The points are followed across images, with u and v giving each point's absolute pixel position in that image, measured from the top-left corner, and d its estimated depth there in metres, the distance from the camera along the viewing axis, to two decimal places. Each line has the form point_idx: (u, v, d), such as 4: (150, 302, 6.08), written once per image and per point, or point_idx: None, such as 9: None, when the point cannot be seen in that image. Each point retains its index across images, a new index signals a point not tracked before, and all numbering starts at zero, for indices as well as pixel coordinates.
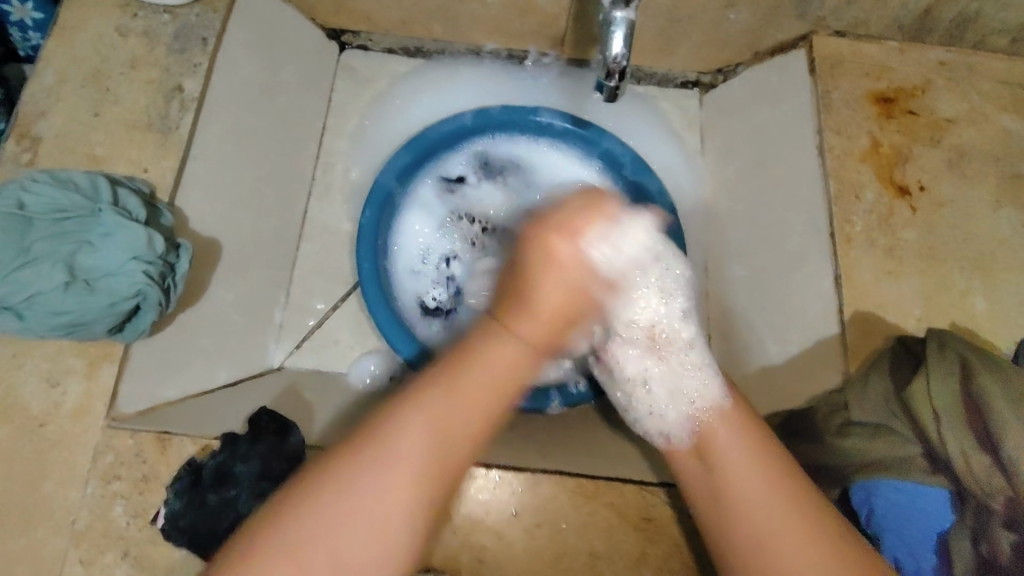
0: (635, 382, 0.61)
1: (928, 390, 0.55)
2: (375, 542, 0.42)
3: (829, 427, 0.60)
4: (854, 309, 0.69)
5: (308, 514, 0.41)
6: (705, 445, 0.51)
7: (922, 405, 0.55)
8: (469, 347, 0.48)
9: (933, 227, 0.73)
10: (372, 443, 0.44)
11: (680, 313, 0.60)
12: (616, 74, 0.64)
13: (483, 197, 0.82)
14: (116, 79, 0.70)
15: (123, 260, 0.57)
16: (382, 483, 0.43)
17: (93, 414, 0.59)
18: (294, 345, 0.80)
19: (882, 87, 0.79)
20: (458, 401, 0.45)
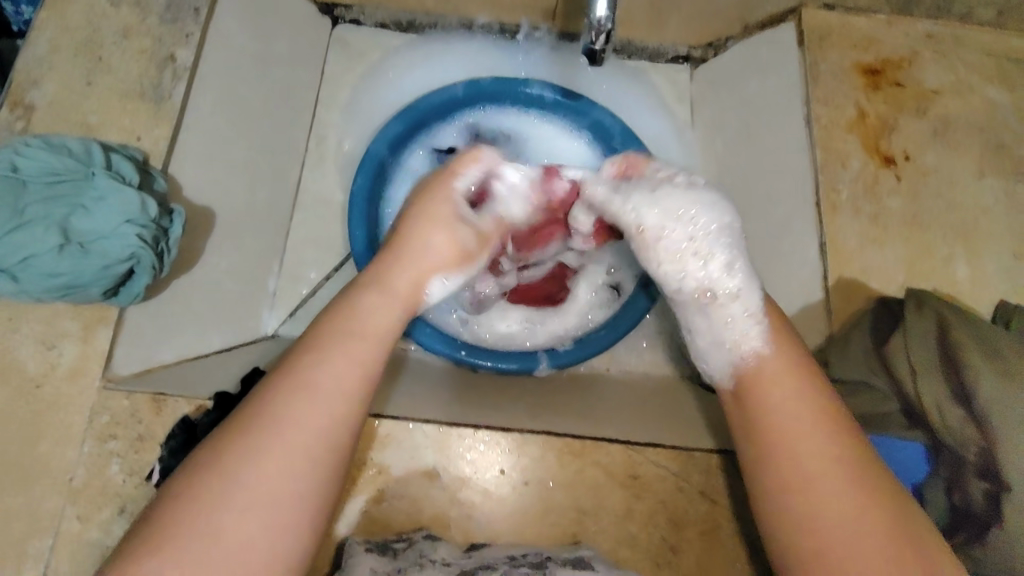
0: (688, 320, 0.59)
1: (907, 347, 0.57)
2: (271, 507, 0.42)
3: None
4: (838, 275, 0.70)
5: (216, 486, 0.41)
6: (750, 384, 0.52)
7: (901, 360, 0.57)
8: (347, 307, 0.51)
9: (918, 195, 0.74)
10: (250, 415, 0.44)
11: (728, 248, 0.58)
12: (602, 36, 0.65)
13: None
14: (108, 48, 0.70)
15: (117, 223, 0.58)
16: (268, 450, 0.43)
17: (89, 375, 0.60)
18: (287, 313, 0.81)
19: (870, 58, 0.79)
20: (327, 359, 0.47)
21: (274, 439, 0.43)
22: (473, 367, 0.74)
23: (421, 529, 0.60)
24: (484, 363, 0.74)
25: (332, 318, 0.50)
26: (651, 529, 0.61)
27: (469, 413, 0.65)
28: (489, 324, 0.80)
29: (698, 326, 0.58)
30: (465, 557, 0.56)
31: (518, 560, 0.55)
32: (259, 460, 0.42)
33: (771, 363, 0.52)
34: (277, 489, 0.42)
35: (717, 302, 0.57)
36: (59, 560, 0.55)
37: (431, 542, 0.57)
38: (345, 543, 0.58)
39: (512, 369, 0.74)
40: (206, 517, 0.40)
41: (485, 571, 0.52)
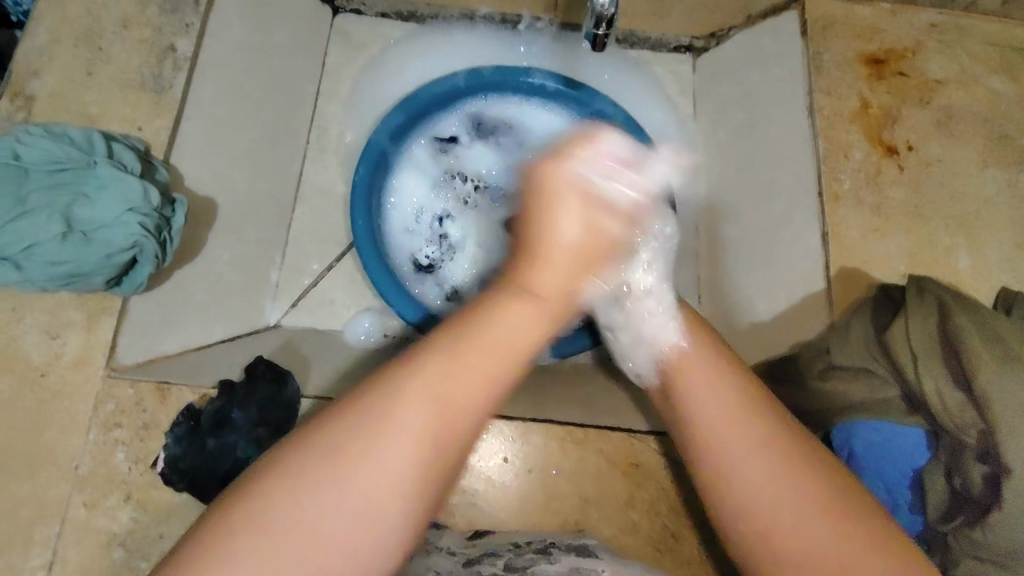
0: (615, 325, 0.61)
1: (908, 335, 0.56)
2: (367, 523, 0.39)
3: (811, 371, 0.61)
4: (841, 265, 0.70)
5: (322, 477, 0.39)
6: (678, 379, 0.51)
7: (901, 346, 0.56)
8: (495, 308, 0.46)
9: (920, 185, 0.74)
10: (367, 413, 0.41)
11: (655, 251, 0.60)
12: (604, 22, 0.66)
13: (474, 157, 0.84)
14: (109, 39, 0.70)
15: (118, 211, 0.58)
16: (385, 459, 0.40)
17: (93, 364, 0.60)
18: (290, 304, 0.81)
19: (873, 49, 0.79)
20: (454, 369, 0.43)
21: (367, 447, 0.40)
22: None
23: (426, 516, 0.61)
24: None
25: (467, 323, 0.45)
26: (654, 517, 0.62)
27: None
28: None
29: (621, 328, 0.60)
30: (469, 546, 0.56)
31: (523, 547, 0.55)
32: (352, 467, 0.39)
33: (696, 356, 0.51)
34: (371, 503, 0.39)
35: (640, 302, 0.59)
36: (66, 546, 0.56)
37: (437, 530, 0.58)
38: None
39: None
40: (284, 514, 0.38)
41: (490, 558, 0.53)
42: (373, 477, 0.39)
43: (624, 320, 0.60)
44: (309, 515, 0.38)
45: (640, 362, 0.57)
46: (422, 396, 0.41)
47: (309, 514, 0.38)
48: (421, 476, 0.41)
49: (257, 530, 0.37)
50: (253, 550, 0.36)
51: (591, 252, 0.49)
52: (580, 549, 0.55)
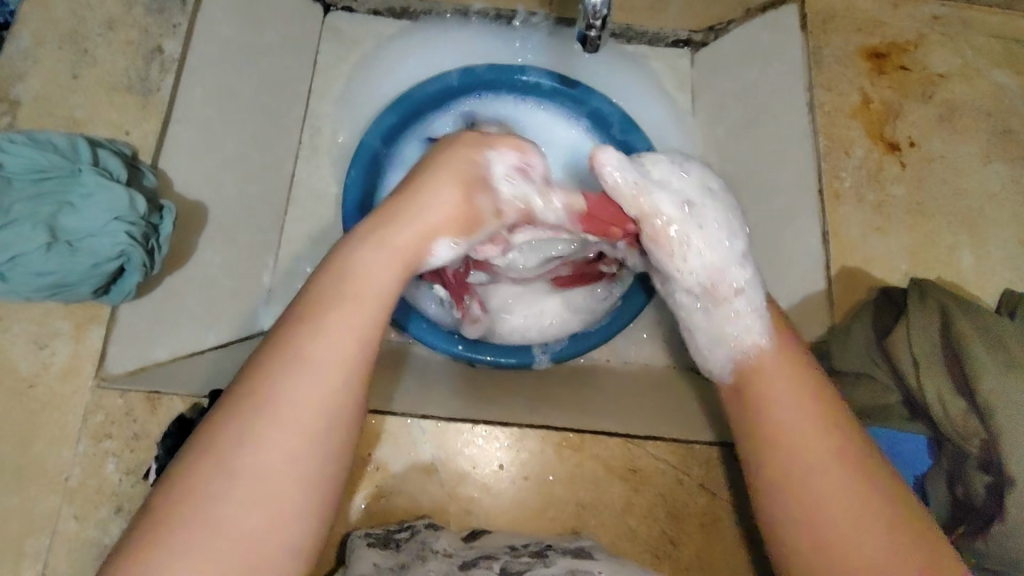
0: (691, 313, 0.59)
1: (908, 338, 0.56)
2: (272, 496, 0.40)
3: None
4: (841, 265, 0.69)
5: (213, 473, 0.39)
6: (760, 381, 0.51)
7: (901, 351, 0.56)
8: (346, 262, 0.47)
9: (922, 183, 0.73)
10: (250, 393, 0.42)
11: (733, 261, 0.57)
12: (597, 24, 0.65)
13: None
14: (94, 41, 0.69)
15: (105, 220, 0.57)
16: (277, 431, 0.41)
17: (83, 374, 0.59)
18: (282, 307, 0.77)
19: (875, 42, 0.78)
20: (328, 329, 0.44)
21: (247, 436, 0.40)
22: (471, 362, 0.71)
23: (423, 517, 0.60)
24: (484, 357, 0.71)
25: (315, 298, 0.46)
26: (651, 523, 0.61)
27: (468, 406, 0.64)
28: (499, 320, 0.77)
29: (692, 330, 0.59)
30: (466, 548, 0.55)
31: (519, 550, 0.54)
32: (235, 461, 0.40)
33: (777, 362, 0.52)
34: (262, 480, 0.40)
35: (721, 307, 0.57)
36: (57, 560, 0.55)
37: (433, 531, 0.57)
38: (349, 538, 0.58)
39: (509, 364, 0.71)
40: (190, 515, 0.38)
41: (486, 560, 0.52)
42: (254, 467, 0.40)
43: (686, 312, 0.59)
44: (219, 527, 0.38)
45: (711, 348, 0.56)
46: (299, 375, 0.42)
47: (215, 519, 0.39)
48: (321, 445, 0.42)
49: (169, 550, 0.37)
50: (177, 553, 0.37)
51: (467, 207, 0.52)
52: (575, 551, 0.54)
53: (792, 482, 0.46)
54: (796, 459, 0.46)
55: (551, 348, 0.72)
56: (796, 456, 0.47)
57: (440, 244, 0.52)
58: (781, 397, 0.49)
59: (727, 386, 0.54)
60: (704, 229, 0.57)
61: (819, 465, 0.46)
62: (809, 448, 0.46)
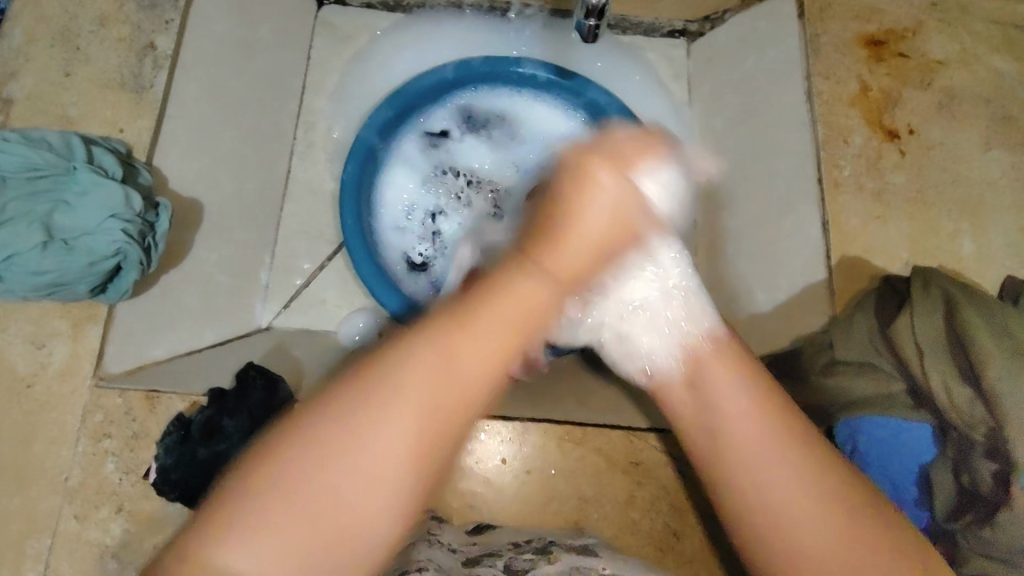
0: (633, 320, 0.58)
1: (913, 328, 0.55)
2: (378, 485, 0.40)
3: (813, 366, 0.60)
4: (840, 254, 0.69)
5: (334, 436, 0.40)
6: (699, 374, 0.50)
7: (906, 342, 0.55)
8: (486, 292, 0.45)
9: (922, 170, 0.72)
10: (385, 374, 0.42)
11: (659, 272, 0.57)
12: (594, 14, 0.66)
13: (467, 152, 0.82)
14: (86, 38, 0.69)
15: (100, 218, 0.56)
16: (393, 430, 0.41)
17: (81, 374, 0.59)
18: (282, 305, 0.79)
19: (872, 29, 0.77)
20: (458, 340, 0.44)
21: (366, 419, 0.41)
22: None
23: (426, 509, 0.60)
24: None
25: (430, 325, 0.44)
26: (654, 514, 0.61)
27: None
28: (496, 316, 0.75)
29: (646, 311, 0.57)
30: (471, 544, 0.55)
31: (522, 546, 0.54)
32: (323, 450, 0.40)
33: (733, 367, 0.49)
34: (372, 467, 0.40)
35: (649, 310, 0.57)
36: (58, 560, 0.55)
37: (438, 524, 0.58)
38: None
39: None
40: (305, 468, 0.39)
41: (489, 558, 0.51)
42: (362, 464, 0.40)
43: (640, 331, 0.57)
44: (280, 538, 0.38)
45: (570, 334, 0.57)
46: (417, 369, 0.42)
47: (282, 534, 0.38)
48: (428, 449, 0.42)
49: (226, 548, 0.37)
50: (258, 517, 0.38)
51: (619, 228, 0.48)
52: (579, 548, 0.54)
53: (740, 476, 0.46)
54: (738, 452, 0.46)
55: None
56: (749, 466, 0.45)
57: (589, 276, 0.49)
58: (725, 398, 0.48)
59: (675, 383, 0.52)
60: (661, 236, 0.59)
61: (756, 446, 0.45)
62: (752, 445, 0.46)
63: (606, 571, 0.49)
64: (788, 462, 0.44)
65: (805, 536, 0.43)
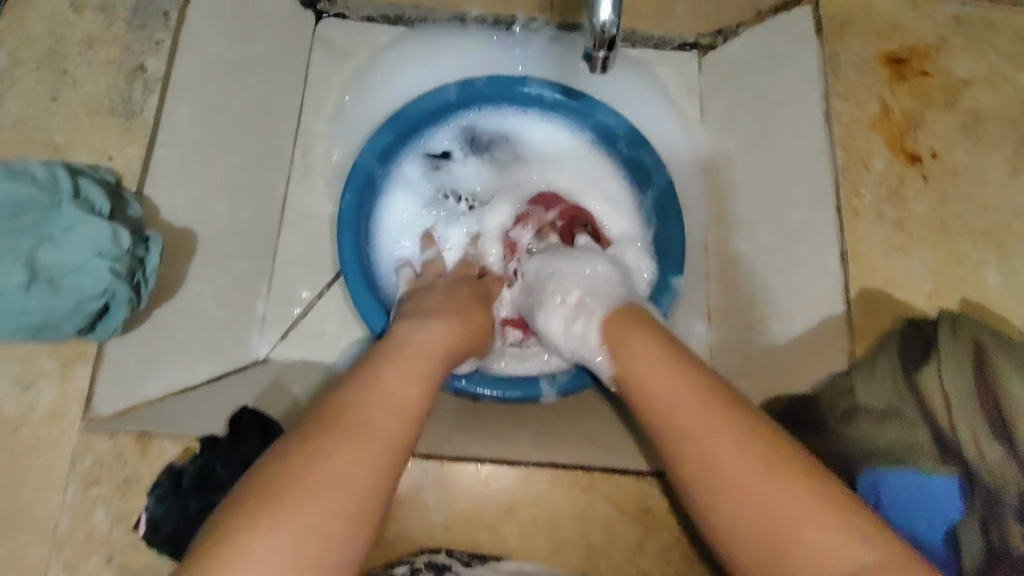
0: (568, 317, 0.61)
1: (940, 377, 0.53)
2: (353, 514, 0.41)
3: (832, 413, 0.57)
4: (860, 287, 0.66)
5: (303, 475, 0.40)
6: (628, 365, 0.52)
7: (931, 388, 0.53)
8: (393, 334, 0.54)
9: (946, 196, 0.69)
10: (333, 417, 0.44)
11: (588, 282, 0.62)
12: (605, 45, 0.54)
13: (469, 174, 0.80)
14: (74, 60, 0.66)
15: (87, 256, 0.53)
16: (355, 454, 0.42)
17: (69, 417, 0.57)
18: (279, 336, 0.77)
19: (894, 47, 0.74)
20: (399, 378, 0.48)
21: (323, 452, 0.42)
22: (473, 397, 0.67)
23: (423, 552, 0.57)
24: (486, 393, 0.66)
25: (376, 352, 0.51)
26: (665, 565, 0.58)
27: (476, 443, 0.62)
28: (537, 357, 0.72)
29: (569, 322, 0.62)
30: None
31: None
32: (296, 486, 0.40)
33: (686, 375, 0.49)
34: (341, 488, 0.41)
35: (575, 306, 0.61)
36: None
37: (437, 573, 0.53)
38: None
39: (515, 398, 0.67)
40: (280, 507, 0.39)
41: None
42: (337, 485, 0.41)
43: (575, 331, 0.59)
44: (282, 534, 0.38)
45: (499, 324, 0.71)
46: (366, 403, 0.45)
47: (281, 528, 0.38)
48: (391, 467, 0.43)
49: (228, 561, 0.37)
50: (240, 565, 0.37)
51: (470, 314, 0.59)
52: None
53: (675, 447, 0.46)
54: (675, 426, 0.46)
55: (557, 381, 0.67)
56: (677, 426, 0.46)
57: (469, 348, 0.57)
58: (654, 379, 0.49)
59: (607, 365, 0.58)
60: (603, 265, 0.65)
61: (680, 418, 0.46)
62: (677, 413, 0.46)
63: None
64: (707, 427, 0.45)
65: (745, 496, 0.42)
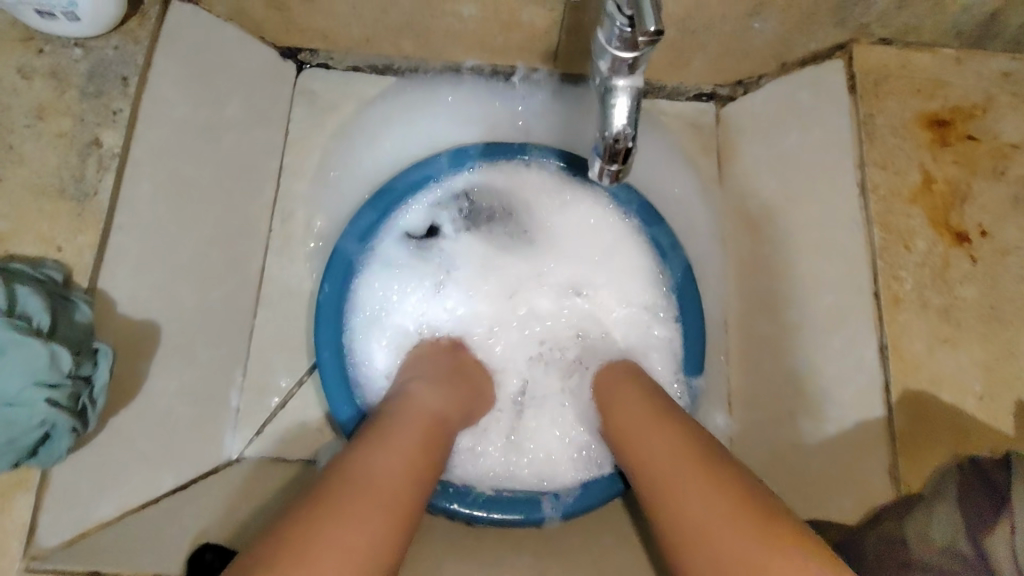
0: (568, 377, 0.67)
1: (1015, 541, 0.43)
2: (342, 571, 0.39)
3: (880, 567, 0.46)
4: (903, 387, 0.58)
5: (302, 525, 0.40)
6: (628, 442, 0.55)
7: (1002, 558, 0.43)
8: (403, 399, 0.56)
9: (998, 279, 0.62)
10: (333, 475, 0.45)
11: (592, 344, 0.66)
12: (619, 157, 0.46)
13: (463, 251, 0.72)
14: (20, 134, 0.59)
15: (19, 386, 0.46)
16: (356, 509, 0.42)
17: (9, 555, 0.50)
18: (255, 431, 0.69)
19: (935, 107, 0.67)
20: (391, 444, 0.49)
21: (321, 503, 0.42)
22: (468, 521, 0.62)
23: None
24: (483, 514, 0.61)
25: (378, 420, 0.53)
26: None
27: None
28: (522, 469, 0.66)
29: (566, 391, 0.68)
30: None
31: None
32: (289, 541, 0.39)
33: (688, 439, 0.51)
34: (337, 543, 0.40)
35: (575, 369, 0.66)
36: None
37: None
38: None
39: (514, 521, 0.62)
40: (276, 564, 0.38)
41: None
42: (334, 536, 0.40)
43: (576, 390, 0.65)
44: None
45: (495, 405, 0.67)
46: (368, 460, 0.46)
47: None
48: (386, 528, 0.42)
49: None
50: None
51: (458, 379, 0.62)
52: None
53: (676, 513, 0.46)
54: (680, 488, 0.46)
55: (560, 500, 0.63)
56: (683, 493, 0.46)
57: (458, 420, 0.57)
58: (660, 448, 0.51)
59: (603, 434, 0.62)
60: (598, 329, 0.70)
61: (687, 480, 0.47)
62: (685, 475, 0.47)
63: None
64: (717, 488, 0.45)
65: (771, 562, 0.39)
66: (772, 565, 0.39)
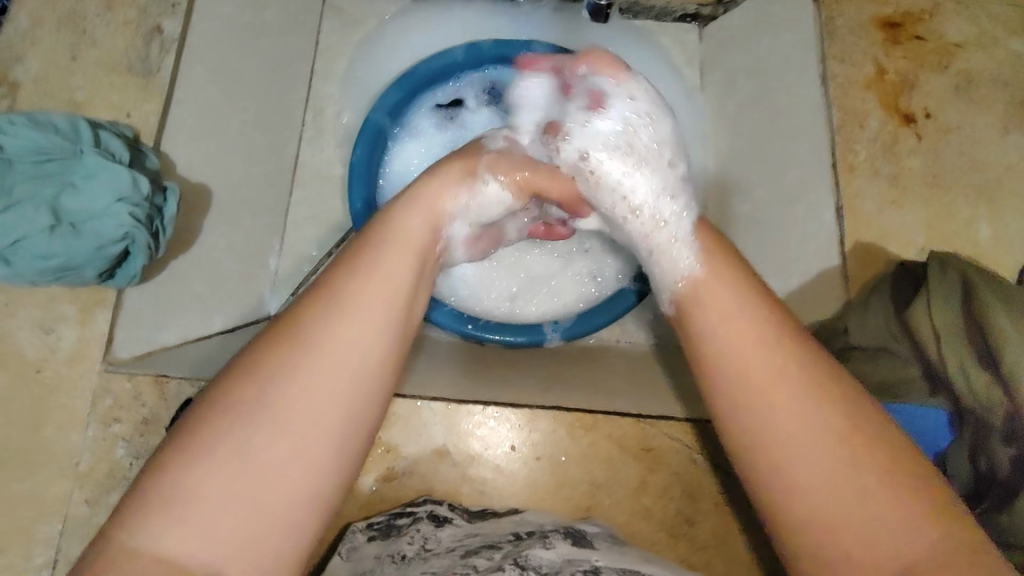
0: (609, 203, 0.55)
1: (928, 310, 0.55)
2: (292, 469, 0.36)
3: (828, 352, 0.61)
4: (855, 240, 0.68)
5: (238, 418, 0.36)
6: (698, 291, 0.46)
7: (922, 326, 0.55)
8: (387, 220, 0.46)
9: (939, 154, 0.71)
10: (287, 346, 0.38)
11: (661, 194, 0.54)
12: None
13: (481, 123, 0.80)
14: (93, 21, 0.68)
15: (107, 201, 0.56)
16: (300, 410, 0.37)
17: (89, 359, 0.59)
18: (289, 293, 0.75)
19: (889, 12, 0.76)
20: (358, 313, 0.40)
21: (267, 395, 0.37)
22: (479, 341, 0.68)
23: (425, 496, 0.62)
24: (492, 337, 0.67)
25: (365, 243, 0.44)
26: (666, 501, 0.62)
27: (478, 387, 0.66)
28: (526, 307, 0.75)
29: (658, 221, 0.53)
30: (469, 536, 0.53)
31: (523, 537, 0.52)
32: (228, 441, 0.36)
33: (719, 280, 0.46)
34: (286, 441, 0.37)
35: (632, 229, 0.54)
36: (69, 544, 0.55)
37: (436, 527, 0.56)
38: (349, 525, 0.60)
39: (520, 343, 0.68)
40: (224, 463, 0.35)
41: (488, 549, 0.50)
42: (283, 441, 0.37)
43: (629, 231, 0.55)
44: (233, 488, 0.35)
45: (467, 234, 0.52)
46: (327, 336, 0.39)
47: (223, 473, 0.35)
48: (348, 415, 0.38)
49: (177, 495, 0.35)
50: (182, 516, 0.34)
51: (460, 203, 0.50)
52: (577, 536, 0.54)
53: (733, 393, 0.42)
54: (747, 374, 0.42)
55: (561, 326, 0.69)
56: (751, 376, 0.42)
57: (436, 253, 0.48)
58: (721, 313, 0.44)
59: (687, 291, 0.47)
60: (650, 159, 0.54)
61: (761, 365, 0.42)
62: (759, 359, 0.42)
63: (599, 562, 0.47)
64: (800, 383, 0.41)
65: (805, 462, 0.39)
66: (806, 463, 0.39)
